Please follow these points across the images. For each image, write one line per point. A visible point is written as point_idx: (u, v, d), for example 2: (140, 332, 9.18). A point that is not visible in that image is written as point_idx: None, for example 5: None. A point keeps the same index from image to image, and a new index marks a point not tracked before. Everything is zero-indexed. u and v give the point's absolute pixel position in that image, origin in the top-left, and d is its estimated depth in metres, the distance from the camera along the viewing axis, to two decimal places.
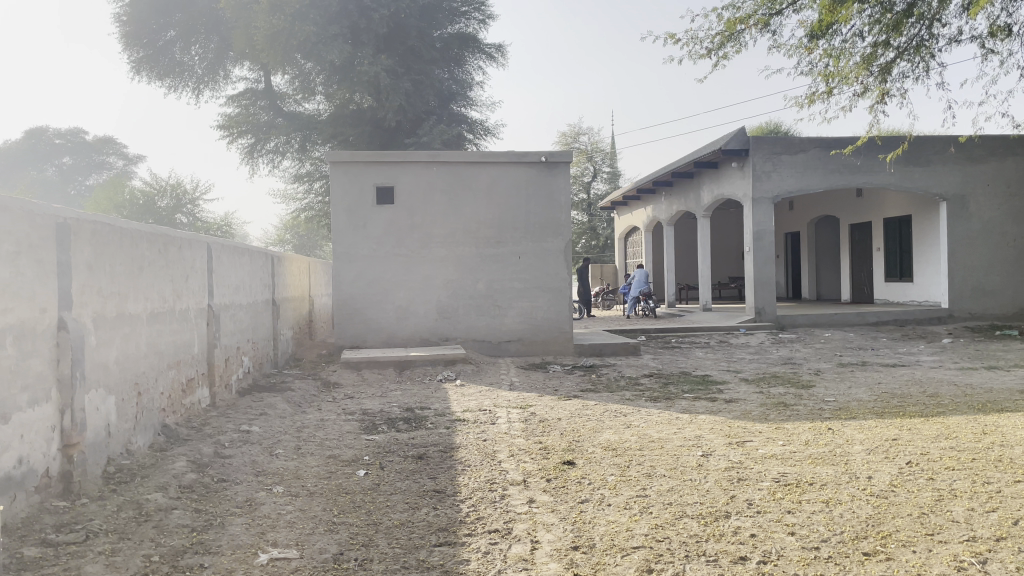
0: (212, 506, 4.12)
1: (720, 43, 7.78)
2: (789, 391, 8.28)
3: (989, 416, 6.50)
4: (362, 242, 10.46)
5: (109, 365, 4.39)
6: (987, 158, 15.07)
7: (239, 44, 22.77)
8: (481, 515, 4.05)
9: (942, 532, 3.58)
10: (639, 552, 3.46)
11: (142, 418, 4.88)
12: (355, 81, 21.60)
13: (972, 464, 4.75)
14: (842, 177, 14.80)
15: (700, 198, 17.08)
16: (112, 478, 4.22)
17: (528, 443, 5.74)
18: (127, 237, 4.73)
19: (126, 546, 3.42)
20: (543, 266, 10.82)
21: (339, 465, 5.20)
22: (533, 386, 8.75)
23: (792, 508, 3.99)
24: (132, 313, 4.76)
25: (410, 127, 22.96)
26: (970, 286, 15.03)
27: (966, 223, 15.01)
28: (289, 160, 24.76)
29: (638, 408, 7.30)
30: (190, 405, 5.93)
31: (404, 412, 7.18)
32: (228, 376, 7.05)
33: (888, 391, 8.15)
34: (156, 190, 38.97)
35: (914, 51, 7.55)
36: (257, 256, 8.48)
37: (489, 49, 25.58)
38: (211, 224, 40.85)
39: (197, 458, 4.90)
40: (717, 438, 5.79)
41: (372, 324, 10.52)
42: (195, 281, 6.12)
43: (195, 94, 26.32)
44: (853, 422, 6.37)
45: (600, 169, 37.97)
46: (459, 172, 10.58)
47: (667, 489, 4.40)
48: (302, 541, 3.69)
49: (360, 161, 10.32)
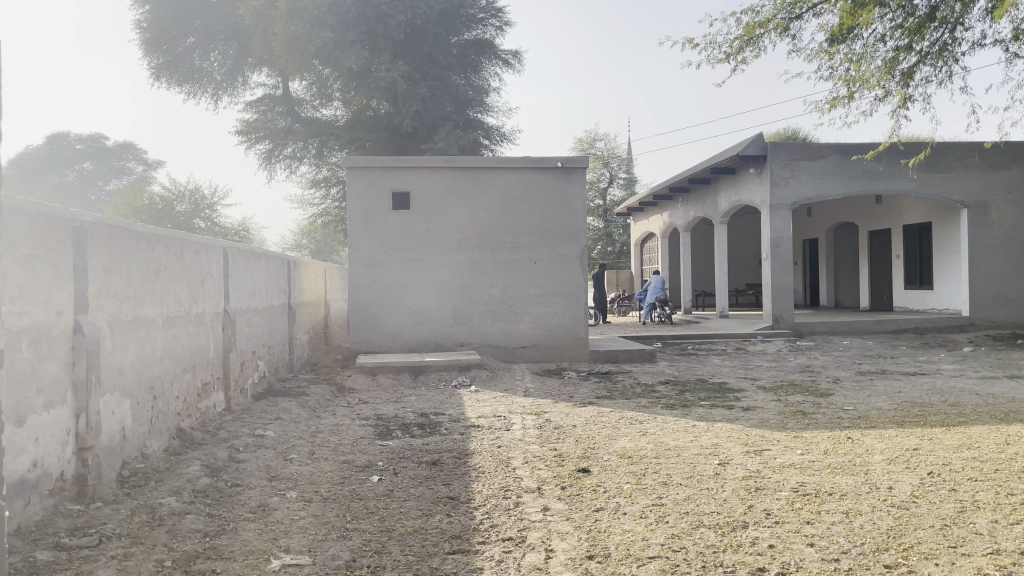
0: (225, 510, 4.11)
1: (739, 47, 7.70)
2: (807, 400, 8.19)
3: (1013, 426, 6.38)
4: (378, 247, 10.46)
5: (125, 369, 4.39)
6: (1009, 165, 14.87)
7: (257, 50, 22.94)
8: (494, 523, 4.01)
9: (966, 544, 3.50)
10: (654, 562, 3.41)
11: (156, 422, 4.88)
12: (372, 86, 21.75)
13: (996, 476, 4.65)
14: (862, 183, 14.66)
15: (717, 204, 16.98)
16: (126, 481, 4.22)
17: (543, 450, 5.69)
18: (143, 240, 4.74)
19: (139, 551, 3.41)
20: (559, 271, 10.79)
21: (353, 470, 5.19)
22: (548, 392, 8.71)
23: (811, 518, 3.93)
24: (148, 317, 4.76)
25: (426, 133, 23.00)
26: (992, 294, 14.81)
27: (987, 230, 14.83)
28: (306, 165, 24.85)
29: (654, 415, 7.24)
30: (205, 408, 5.93)
31: (418, 417, 7.16)
32: (243, 380, 7.05)
33: (909, 400, 8.04)
34: (175, 195, 39.32)
35: (936, 55, 7.45)
36: (274, 260, 8.50)
37: (505, 55, 25.63)
38: (229, 229, 41.17)
39: (211, 462, 4.89)
40: (734, 446, 5.72)
41: (387, 329, 10.51)
42: (211, 286, 6.13)
43: (214, 99, 26.53)
44: (874, 432, 6.28)
45: (616, 175, 37.98)
46: (475, 176, 10.58)
47: (682, 498, 4.34)
48: (314, 547, 3.66)
49: (376, 166, 10.32)
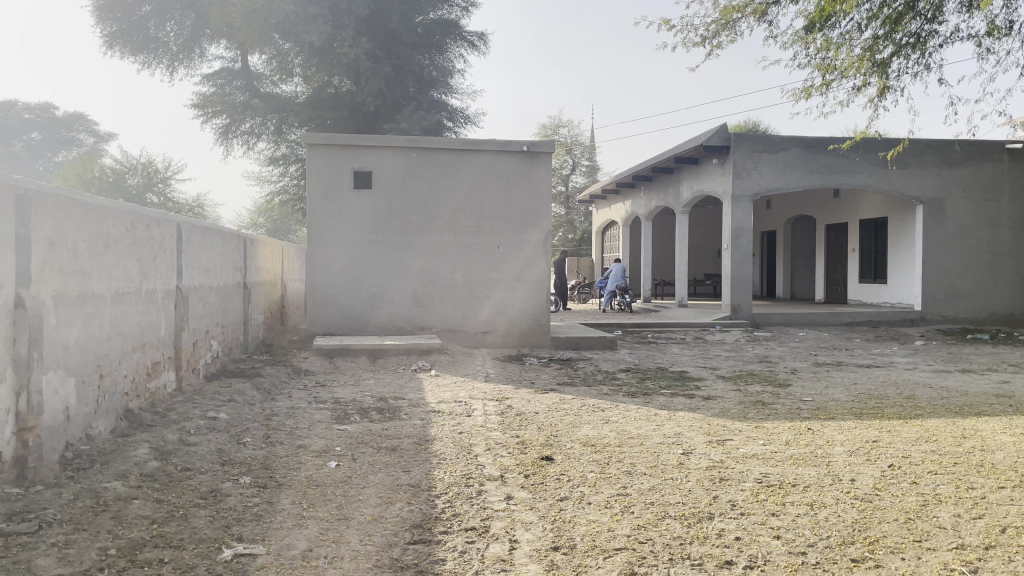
0: (174, 496, 3.93)
1: (716, 31, 7.64)
2: (767, 390, 8.23)
3: (968, 419, 6.46)
4: (338, 227, 10.23)
5: (70, 346, 4.17)
6: (964, 163, 15.09)
7: (215, 21, 22.34)
8: (456, 512, 3.90)
9: (931, 538, 3.49)
10: (621, 554, 3.34)
11: (103, 403, 4.66)
12: (335, 63, 21.39)
13: (955, 469, 4.69)
14: (822, 177, 14.80)
15: (679, 193, 17.02)
16: (70, 464, 4.03)
17: (505, 437, 5.59)
18: (92, 211, 4.50)
19: (82, 538, 3.23)
20: (522, 256, 10.70)
21: (309, 455, 5.03)
22: (509, 378, 8.61)
23: (776, 510, 3.90)
24: (95, 292, 4.54)
25: (389, 112, 22.63)
26: (943, 289, 15.13)
27: (941, 226, 15.08)
28: (265, 142, 24.29)
29: (615, 403, 7.18)
30: (155, 388, 5.71)
31: (376, 401, 7.02)
32: (195, 360, 6.83)
33: (865, 392, 8.13)
34: (126, 168, 38.30)
35: (912, 47, 7.48)
36: (230, 238, 8.24)
37: (471, 37, 25.30)
38: (183, 205, 40.19)
39: (161, 445, 4.69)
40: (696, 436, 5.70)
41: (346, 312, 10.31)
42: (163, 263, 5.89)
43: (169, 71, 25.74)
44: (833, 422, 6.32)
45: (579, 162, 38.06)
46: (439, 157, 10.39)
47: (647, 488, 4.29)
48: (268, 536, 3.51)
49: (337, 143, 10.09)
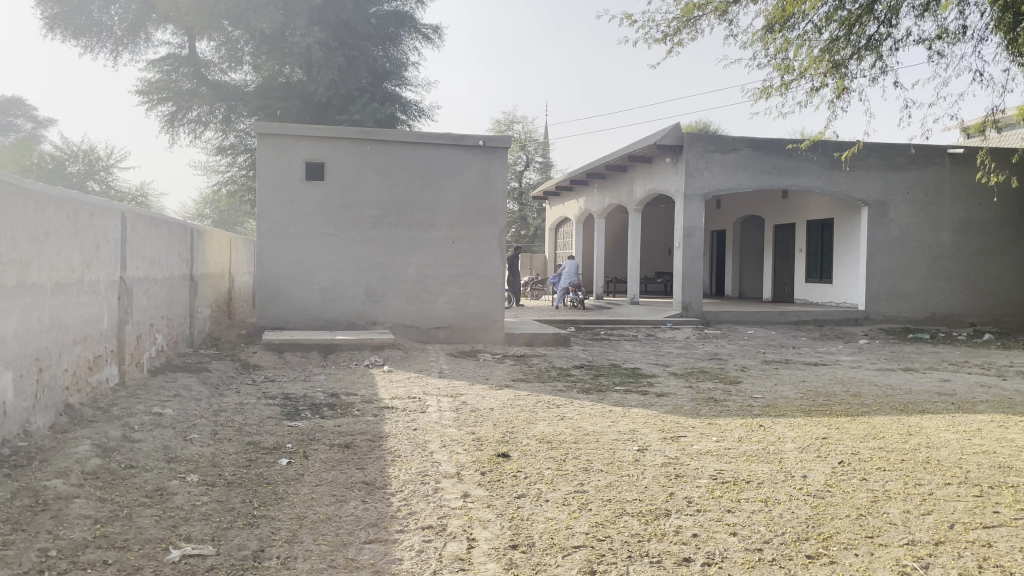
0: (118, 494, 3.78)
1: (677, 28, 7.68)
2: (718, 387, 8.33)
3: (913, 417, 6.63)
4: (289, 219, 10.03)
5: (8, 337, 3.99)
6: (907, 167, 15.47)
7: (161, 6, 21.68)
8: (413, 510, 3.83)
9: (882, 534, 3.55)
10: (580, 552, 3.31)
11: (42, 397, 4.47)
12: (287, 53, 20.95)
13: (902, 465, 4.79)
14: (771, 177, 15.03)
15: (632, 191, 17.14)
16: (6, 461, 3.85)
17: (460, 434, 5.53)
18: (33, 199, 4.33)
19: (20, 539, 3.08)
20: (476, 251, 10.63)
21: (259, 452, 4.90)
22: (464, 374, 8.55)
23: (732, 506, 3.93)
24: (35, 282, 4.36)
25: (342, 104, 22.32)
26: (886, 289, 15.53)
27: (885, 228, 15.46)
28: (212, 131, 23.71)
29: (570, 399, 7.18)
30: (96, 382, 5.51)
31: (328, 397, 6.89)
32: (139, 353, 6.61)
33: (813, 389, 8.30)
34: (66, 154, 37.04)
35: (868, 49, 7.61)
36: (176, 228, 8.03)
37: (425, 29, 25.09)
38: (126, 194, 39.16)
39: (103, 442, 4.51)
40: (651, 432, 5.73)
41: (296, 305, 10.12)
42: (107, 252, 5.70)
43: (113, 56, 24.97)
44: (783, 419, 6.43)
45: (533, 159, 38.23)
46: (394, 151, 10.27)
47: (605, 485, 4.28)
48: (218, 536, 3.40)
49: (289, 134, 9.89)
